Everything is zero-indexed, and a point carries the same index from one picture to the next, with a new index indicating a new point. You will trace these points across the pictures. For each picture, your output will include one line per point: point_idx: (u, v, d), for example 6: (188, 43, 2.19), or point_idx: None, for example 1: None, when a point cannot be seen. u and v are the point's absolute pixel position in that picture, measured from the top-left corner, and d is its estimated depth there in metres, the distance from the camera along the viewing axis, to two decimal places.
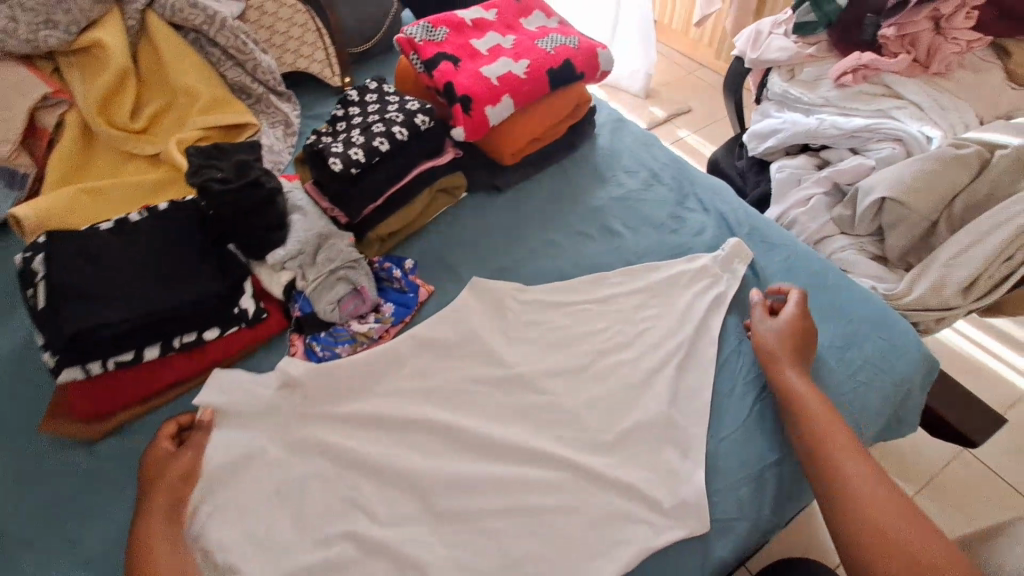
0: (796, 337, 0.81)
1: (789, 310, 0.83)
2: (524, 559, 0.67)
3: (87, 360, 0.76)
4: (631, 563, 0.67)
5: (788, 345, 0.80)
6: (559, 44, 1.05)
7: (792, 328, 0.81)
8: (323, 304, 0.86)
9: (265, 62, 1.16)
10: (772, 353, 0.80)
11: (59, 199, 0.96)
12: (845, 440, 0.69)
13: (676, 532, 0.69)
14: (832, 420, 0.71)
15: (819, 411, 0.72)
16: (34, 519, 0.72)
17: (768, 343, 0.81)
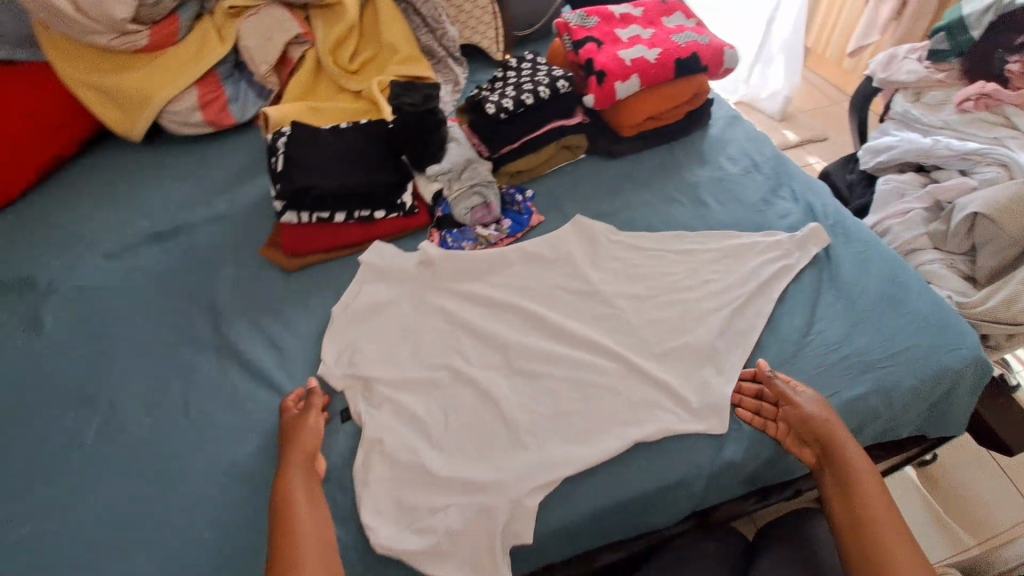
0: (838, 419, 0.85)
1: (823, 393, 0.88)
2: (572, 414, 0.88)
3: (298, 211, 1.09)
4: (653, 435, 0.85)
5: (836, 423, 0.84)
6: (691, 40, 1.23)
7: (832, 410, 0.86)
8: (460, 209, 1.13)
9: (451, 33, 1.47)
10: (823, 425, 0.83)
11: (295, 109, 1.33)
12: (898, 518, 0.75)
13: (696, 425, 0.86)
14: (884, 497, 0.77)
15: (874, 489, 0.78)
16: (254, 307, 1.07)
17: (823, 416, 0.84)
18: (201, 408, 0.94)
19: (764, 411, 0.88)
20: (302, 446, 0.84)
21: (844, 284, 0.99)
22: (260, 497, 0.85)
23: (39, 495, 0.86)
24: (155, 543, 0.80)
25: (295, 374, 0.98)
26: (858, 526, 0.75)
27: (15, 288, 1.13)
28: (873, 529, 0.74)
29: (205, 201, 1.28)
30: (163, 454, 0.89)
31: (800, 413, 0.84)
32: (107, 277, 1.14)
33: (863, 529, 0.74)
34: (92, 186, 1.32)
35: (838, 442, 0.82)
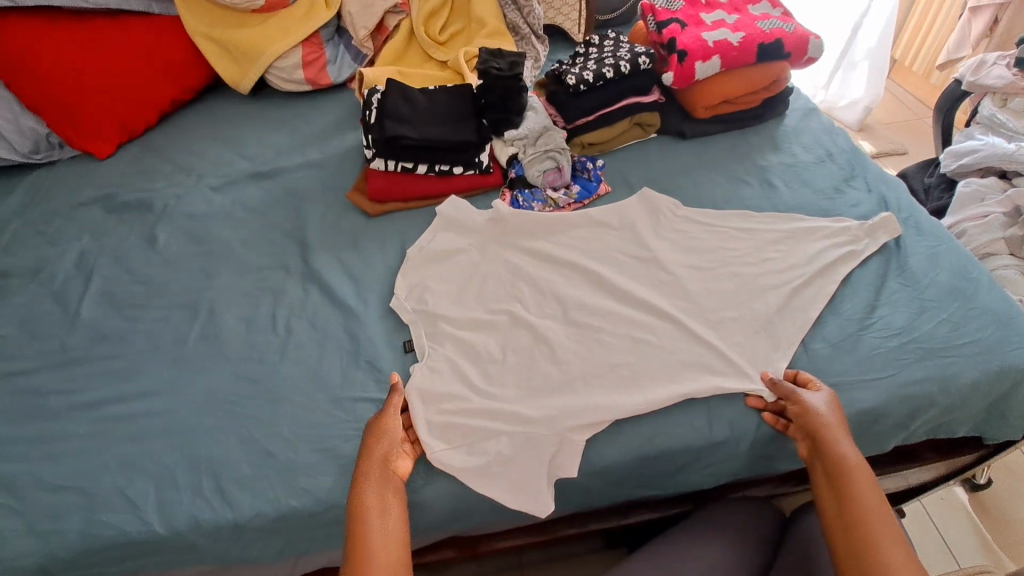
0: (841, 417, 0.81)
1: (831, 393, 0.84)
2: (619, 367, 0.89)
3: (387, 159, 1.19)
4: (700, 394, 0.86)
5: (837, 421, 0.80)
6: (776, 27, 1.24)
7: (837, 409, 0.82)
8: (533, 171, 1.19)
9: (537, 11, 1.52)
10: (824, 423, 0.79)
11: (386, 71, 1.43)
12: (892, 520, 0.71)
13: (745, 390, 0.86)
14: (878, 497, 0.73)
15: (867, 486, 0.74)
16: (332, 244, 1.16)
17: (821, 412, 0.80)
18: (284, 323, 1.03)
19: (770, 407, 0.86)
20: (386, 439, 0.81)
21: (913, 275, 0.98)
22: (327, 403, 0.92)
23: (145, 378, 0.97)
24: (237, 430, 0.90)
25: (366, 301, 1.05)
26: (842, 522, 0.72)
27: (135, 209, 1.28)
28: (858, 527, 0.71)
29: (299, 149, 1.40)
30: (249, 357, 0.99)
31: (801, 409, 0.81)
32: (211, 206, 1.27)
33: (848, 525, 0.72)
34: (204, 129, 1.47)
35: (834, 440, 0.78)
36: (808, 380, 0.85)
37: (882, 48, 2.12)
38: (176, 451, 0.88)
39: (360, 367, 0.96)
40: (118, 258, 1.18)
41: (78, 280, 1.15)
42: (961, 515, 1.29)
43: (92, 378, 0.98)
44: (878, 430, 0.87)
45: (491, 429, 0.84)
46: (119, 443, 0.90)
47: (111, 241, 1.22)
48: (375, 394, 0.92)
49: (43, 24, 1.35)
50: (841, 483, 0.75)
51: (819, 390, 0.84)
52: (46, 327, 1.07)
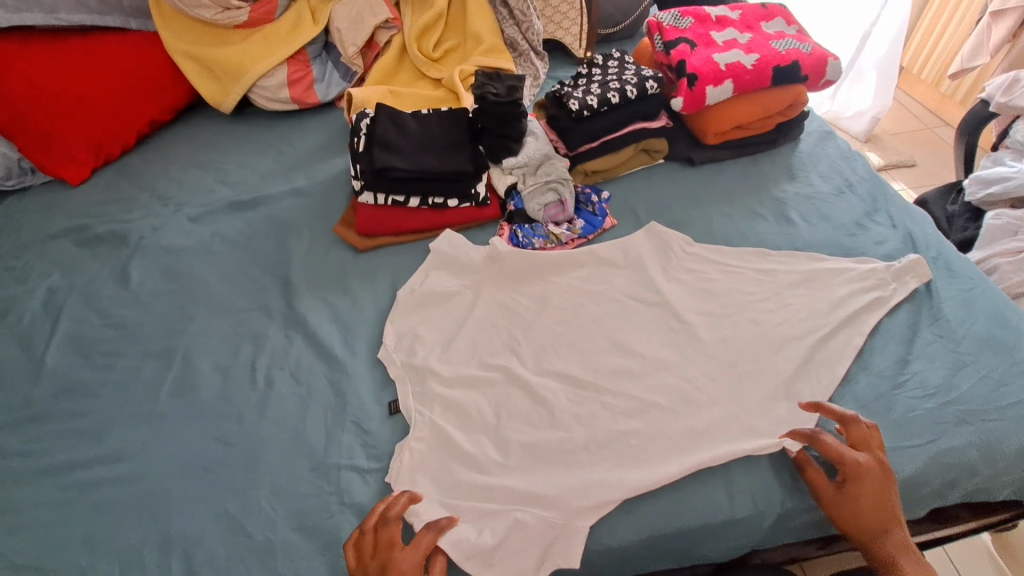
0: (886, 490, 0.74)
1: (874, 458, 0.75)
2: (628, 433, 0.81)
3: (377, 192, 1.11)
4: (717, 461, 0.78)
5: (879, 501, 0.73)
6: (792, 47, 1.17)
7: (880, 482, 0.74)
8: (534, 205, 1.11)
9: (536, 27, 1.45)
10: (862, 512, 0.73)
11: (377, 91, 1.35)
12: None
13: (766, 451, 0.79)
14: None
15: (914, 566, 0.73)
16: (317, 284, 1.08)
17: (862, 501, 0.73)
18: (264, 375, 0.95)
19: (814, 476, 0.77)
20: None
21: (948, 325, 0.91)
22: (310, 471, 0.83)
23: (113, 439, 0.89)
24: (212, 501, 0.82)
25: (354, 350, 0.97)
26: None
27: (108, 242, 1.20)
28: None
29: (284, 175, 1.31)
30: (226, 416, 0.90)
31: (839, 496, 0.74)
32: (189, 238, 1.19)
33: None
34: (184, 153, 1.39)
35: (874, 527, 0.74)
36: (846, 455, 0.75)
37: (894, 56, 2.03)
38: (145, 527, 0.80)
39: (346, 428, 0.88)
40: (88, 298, 1.09)
41: (44, 323, 1.06)
42: (983, 559, 1.22)
43: (55, 439, 0.90)
44: (915, 499, 0.80)
45: (497, 505, 0.76)
46: (83, 515, 0.82)
47: (82, 278, 1.13)
48: (364, 460, 0.84)
49: (9, 41, 1.25)
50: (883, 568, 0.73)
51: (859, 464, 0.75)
52: (7, 378, 0.98)
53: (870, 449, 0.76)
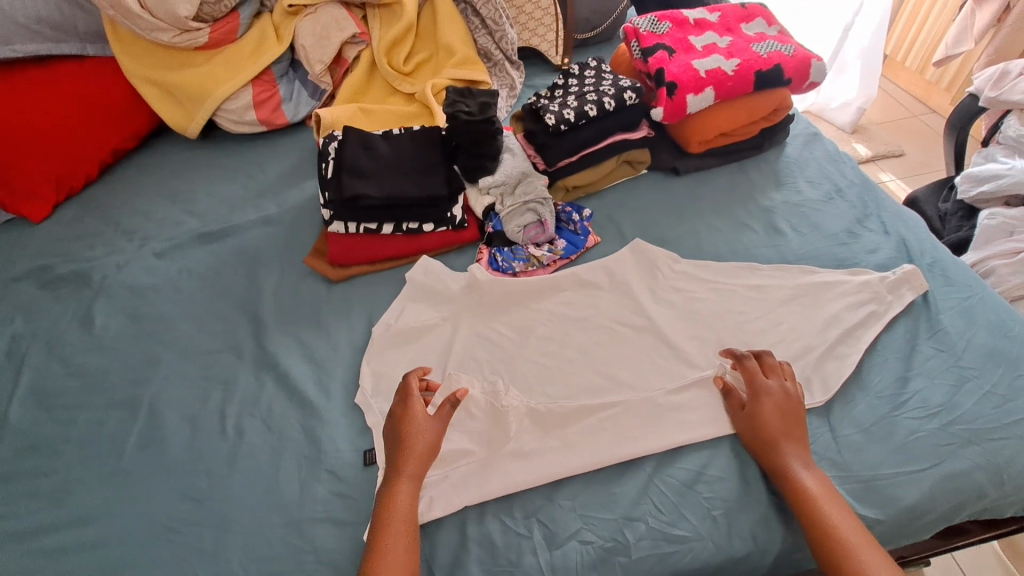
0: (797, 419, 0.78)
1: (784, 387, 0.80)
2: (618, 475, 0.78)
3: (347, 221, 1.06)
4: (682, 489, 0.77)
5: (790, 427, 0.77)
6: (774, 49, 1.13)
7: (787, 405, 0.78)
8: (512, 226, 1.07)
9: (510, 35, 1.40)
10: (774, 426, 0.77)
11: (346, 110, 1.29)
12: (837, 498, 0.72)
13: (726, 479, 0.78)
14: (824, 483, 0.73)
15: (837, 509, 0.70)
16: (290, 320, 1.03)
17: (769, 419, 0.77)
18: (235, 423, 0.90)
19: (732, 401, 0.81)
20: (421, 436, 0.78)
21: (947, 337, 0.87)
22: (285, 528, 0.79)
23: (75, 503, 0.84)
24: (181, 566, 0.77)
25: (330, 390, 0.92)
26: (821, 560, 0.68)
27: (71, 282, 1.14)
28: (840, 565, 0.66)
29: (254, 203, 1.26)
30: (194, 470, 0.85)
31: (752, 412, 0.78)
32: (155, 276, 1.13)
33: (826, 562, 0.67)
34: (150, 182, 1.33)
35: (778, 437, 0.76)
36: (754, 380, 0.80)
37: (876, 47, 1.96)
38: None
39: (322, 478, 0.83)
40: (49, 345, 1.04)
41: (6, 375, 1.01)
42: (993, 565, 1.17)
43: (15, 503, 0.85)
44: (922, 527, 0.76)
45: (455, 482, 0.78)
46: None
47: (43, 323, 1.08)
48: (340, 511, 0.80)
49: None
50: (805, 510, 0.71)
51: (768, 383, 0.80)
52: None
53: (782, 379, 0.81)
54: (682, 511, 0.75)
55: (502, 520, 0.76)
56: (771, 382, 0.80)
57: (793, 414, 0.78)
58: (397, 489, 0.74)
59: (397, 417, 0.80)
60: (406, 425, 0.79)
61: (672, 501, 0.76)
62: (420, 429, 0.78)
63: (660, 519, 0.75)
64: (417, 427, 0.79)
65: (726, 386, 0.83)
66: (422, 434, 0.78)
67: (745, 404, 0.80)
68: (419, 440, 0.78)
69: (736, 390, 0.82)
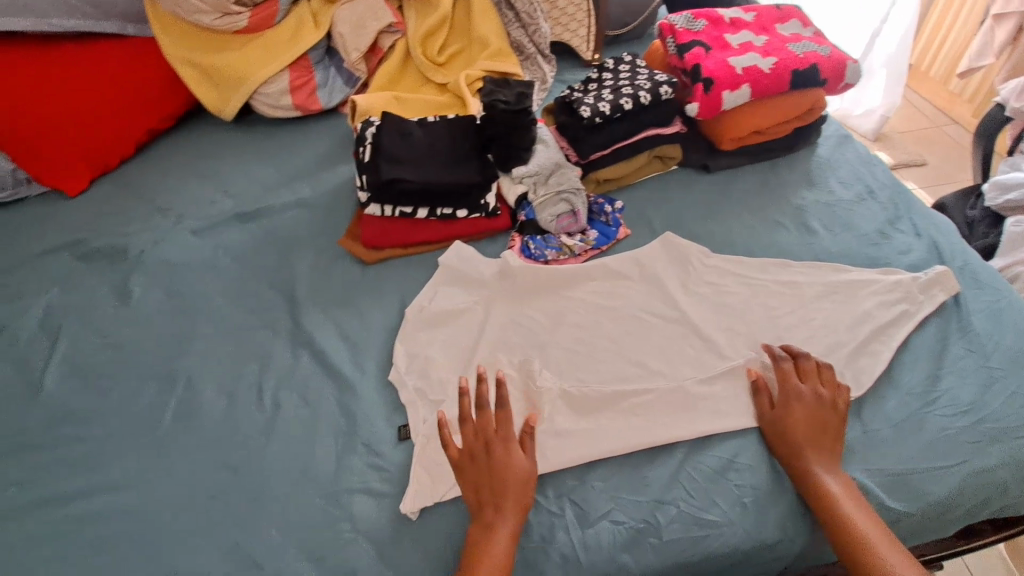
0: (830, 425, 0.78)
1: (818, 392, 0.80)
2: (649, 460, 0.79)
3: (383, 204, 1.08)
4: (712, 476, 0.78)
5: (820, 429, 0.77)
6: (810, 50, 1.14)
7: (821, 410, 0.79)
8: (545, 215, 1.08)
9: (543, 29, 1.41)
10: (802, 427, 0.78)
11: (381, 97, 1.31)
12: (861, 499, 0.73)
13: (755, 466, 0.79)
14: (849, 484, 0.74)
15: (860, 510, 0.71)
16: (324, 299, 1.05)
17: (796, 420, 0.78)
18: (270, 396, 0.92)
19: (760, 400, 0.82)
20: (520, 482, 0.75)
21: (977, 338, 0.88)
22: (321, 499, 0.81)
23: (115, 468, 0.86)
24: (220, 533, 0.79)
25: (364, 368, 0.94)
26: (842, 557, 0.70)
27: (108, 256, 1.16)
28: (862, 563, 0.68)
29: (287, 185, 1.28)
30: (232, 441, 0.87)
31: (779, 412, 0.80)
32: (191, 252, 1.15)
33: (848, 560, 0.69)
34: (184, 162, 1.35)
35: (805, 439, 0.77)
36: (787, 382, 0.81)
37: (902, 56, 1.93)
38: (149, 560, 0.77)
39: (356, 451, 0.85)
40: (87, 316, 1.06)
41: (44, 343, 1.03)
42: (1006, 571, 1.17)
43: (56, 466, 0.87)
44: (947, 521, 0.77)
45: None
46: (86, 548, 0.79)
47: (81, 294, 1.10)
48: (375, 484, 0.82)
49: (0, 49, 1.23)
50: (826, 512, 0.72)
51: (801, 386, 0.81)
52: (5, 402, 0.95)
53: (817, 383, 0.81)
54: (713, 497, 0.77)
55: (535, 498, 0.78)
56: (805, 387, 0.81)
57: (827, 418, 0.78)
58: (494, 537, 0.70)
59: (496, 459, 0.76)
60: (507, 470, 0.75)
61: (702, 487, 0.77)
62: (518, 472, 0.75)
63: (691, 504, 0.76)
64: (516, 472, 0.75)
65: (756, 385, 0.84)
66: (520, 473, 0.75)
67: (773, 404, 0.81)
68: (520, 485, 0.74)
69: (766, 389, 0.83)
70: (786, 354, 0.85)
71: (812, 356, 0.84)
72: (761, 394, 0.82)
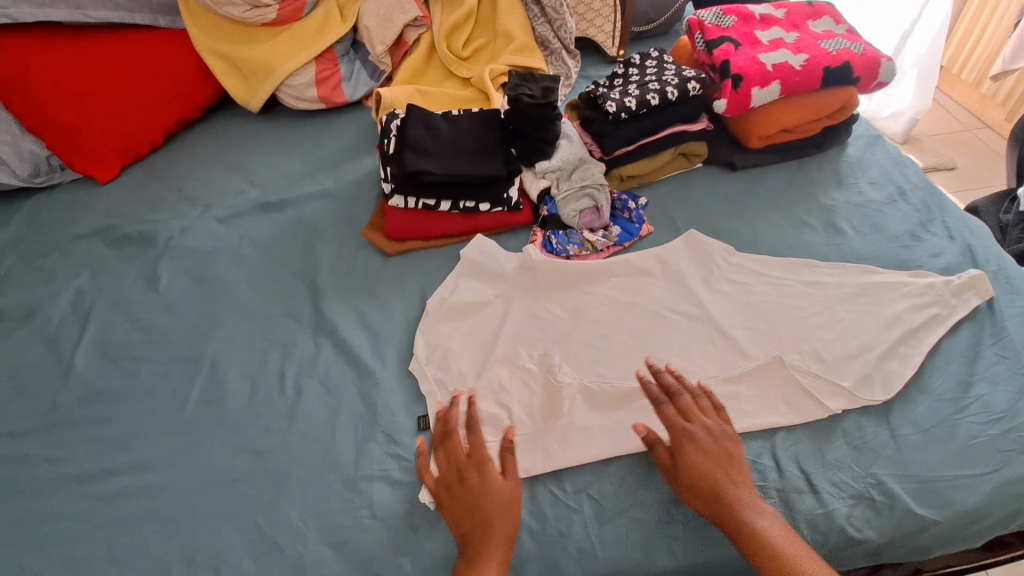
0: (730, 461, 0.74)
1: (708, 427, 0.76)
2: None
3: (407, 196, 1.09)
4: None
5: (722, 465, 0.73)
6: (843, 47, 1.11)
7: (715, 445, 0.74)
8: (568, 211, 1.08)
9: (569, 24, 1.41)
10: (708, 475, 0.72)
11: (405, 90, 1.32)
12: (790, 532, 0.69)
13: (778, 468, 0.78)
14: (774, 519, 0.70)
15: (797, 547, 0.67)
16: (347, 289, 1.06)
17: (699, 467, 0.72)
18: (293, 384, 0.93)
19: (661, 456, 0.75)
20: (501, 503, 0.72)
21: (1011, 345, 0.86)
22: (341, 486, 0.81)
23: (141, 448, 0.88)
24: (241, 516, 0.80)
25: (385, 358, 0.95)
26: None
27: (137, 242, 1.19)
28: None
29: (312, 177, 1.29)
30: (255, 426, 0.88)
31: (684, 465, 0.73)
32: (217, 241, 1.17)
33: None
34: (211, 152, 1.38)
35: (717, 487, 0.71)
36: (676, 425, 0.76)
37: (935, 56, 1.83)
38: (173, 539, 0.79)
39: (376, 440, 0.85)
40: (116, 300, 1.08)
41: (75, 325, 1.05)
42: None
43: (84, 445, 0.89)
44: (975, 531, 0.76)
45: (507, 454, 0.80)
46: (112, 525, 0.81)
47: (111, 278, 1.12)
48: (394, 473, 0.82)
49: (37, 38, 1.26)
50: (766, 560, 0.66)
51: (689, 426, 0.76)
52: (36, 382, 0.97)
53: (704, 418, 0.77)
54: None
55: (554, 492, 0.77)
56: (693, 426, 0.76)
57: (725, 453, 0.74)
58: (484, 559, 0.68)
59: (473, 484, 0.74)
60: (485, 491, 0.73)
61: None
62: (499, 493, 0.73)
63: None
64: (498, 494, 0.73)
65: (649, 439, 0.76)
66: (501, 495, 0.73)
67: (673, 456, 0.74)
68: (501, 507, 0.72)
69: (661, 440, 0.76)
70: (668, 392, 0.80)
71: (686, 385, 0.80)
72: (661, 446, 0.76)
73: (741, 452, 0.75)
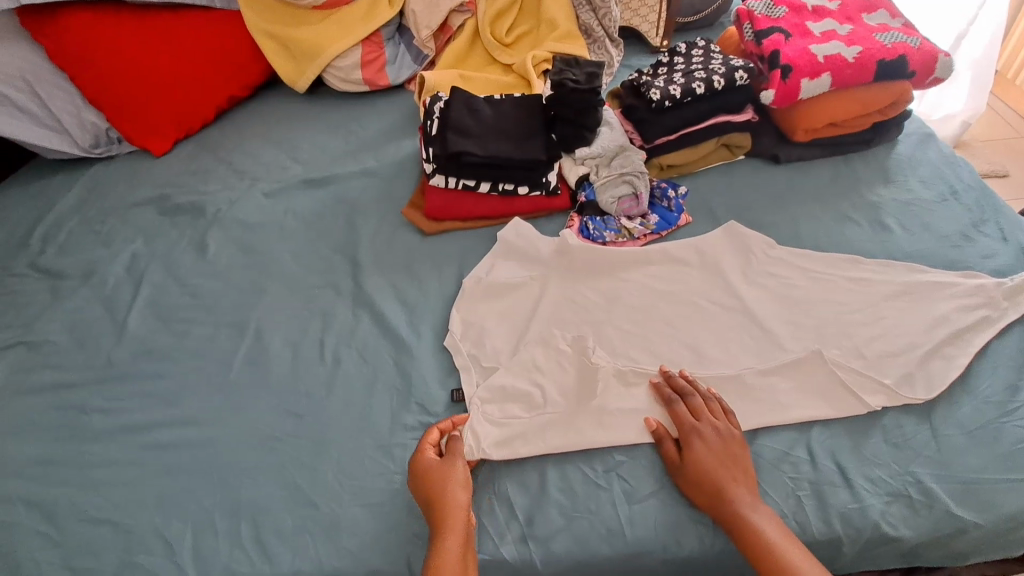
0: (737, 461, 0.75)
1: (717, 429, 0.77)
2: None
3: (448, 175, 1.11)
4: (767, 467, 0.77)
5: (727, 466, 0.74)
6: (899, 40, 1.08)
7: (722, 446, 0.76)
8: (606, 197, 1.08)
9: (613, 13, 1.39)
10: (714, 473, 0.73)
11: (448, 75, 1.34)
12: (791, 535, 0.69)
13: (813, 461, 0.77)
14: (775, 521, 0.70)
15: (794, 549, 0.67)
16: (385, 265, 1.08)
17: (705, 464, 0.74)
18: (332, 352, 0.96)
19: (670, 452, 0.77)
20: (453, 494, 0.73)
21: None
22: (376, 451, 0.84)
23: (189, 405, 0.92)
24: (280, 473, 0.83)
25: (420, 332, 0.97)
26: None
27: (188, 212, 1.24)
28: None
29: (354, 156, 1.32)
30: (295, 390, 0.92)
31: (691, 460, 0.75)
32: (262, 213, 1.21)
33: None
34: (259, 129, 1.42)
35: (721, 485, 0.72)
36: (686, 423, 0.78)
37: (991, 59, 1.69)
38: (216, 491, 0.83)
39: (411, 409, 0.88)
40: (168, 266, 1.13)
41: (129, 288, 1.10)
42: None
43: (136, 399, 0.94)
44: (1017, 538, 0.74)
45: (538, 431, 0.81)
46: (160, 474, 0.85)
47: (163, 245, 1.18)
48: None
49: (100, 15, 1.30)
50: (767, 560, 0.66)
51: (699, 424, 0.77)
52: (94, 338, 1.03)
53: (714, 419, 0.78)
54: (765, 487, 0.75)
55: (584, 469, 0.79)
56: (703, 425, 0.77)
57: (731, 453, 0.75)
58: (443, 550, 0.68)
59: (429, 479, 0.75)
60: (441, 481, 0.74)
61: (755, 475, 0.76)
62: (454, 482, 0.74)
63: None
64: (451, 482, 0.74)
65: (660, 434, 0.79)
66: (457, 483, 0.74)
67: (681, 452, 0.76)
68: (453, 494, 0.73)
69: (669, 436, 0.78)
70: (681, 394, 0.82)
71: (697, 388, 0.82)
72: (669, 443, 0.78)
73: (749, 455, 0.76)
